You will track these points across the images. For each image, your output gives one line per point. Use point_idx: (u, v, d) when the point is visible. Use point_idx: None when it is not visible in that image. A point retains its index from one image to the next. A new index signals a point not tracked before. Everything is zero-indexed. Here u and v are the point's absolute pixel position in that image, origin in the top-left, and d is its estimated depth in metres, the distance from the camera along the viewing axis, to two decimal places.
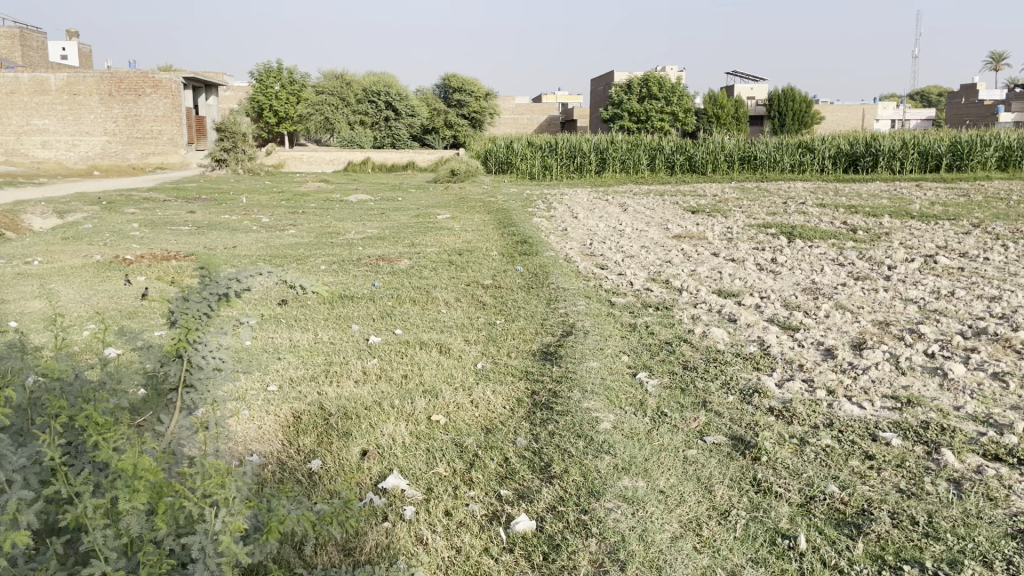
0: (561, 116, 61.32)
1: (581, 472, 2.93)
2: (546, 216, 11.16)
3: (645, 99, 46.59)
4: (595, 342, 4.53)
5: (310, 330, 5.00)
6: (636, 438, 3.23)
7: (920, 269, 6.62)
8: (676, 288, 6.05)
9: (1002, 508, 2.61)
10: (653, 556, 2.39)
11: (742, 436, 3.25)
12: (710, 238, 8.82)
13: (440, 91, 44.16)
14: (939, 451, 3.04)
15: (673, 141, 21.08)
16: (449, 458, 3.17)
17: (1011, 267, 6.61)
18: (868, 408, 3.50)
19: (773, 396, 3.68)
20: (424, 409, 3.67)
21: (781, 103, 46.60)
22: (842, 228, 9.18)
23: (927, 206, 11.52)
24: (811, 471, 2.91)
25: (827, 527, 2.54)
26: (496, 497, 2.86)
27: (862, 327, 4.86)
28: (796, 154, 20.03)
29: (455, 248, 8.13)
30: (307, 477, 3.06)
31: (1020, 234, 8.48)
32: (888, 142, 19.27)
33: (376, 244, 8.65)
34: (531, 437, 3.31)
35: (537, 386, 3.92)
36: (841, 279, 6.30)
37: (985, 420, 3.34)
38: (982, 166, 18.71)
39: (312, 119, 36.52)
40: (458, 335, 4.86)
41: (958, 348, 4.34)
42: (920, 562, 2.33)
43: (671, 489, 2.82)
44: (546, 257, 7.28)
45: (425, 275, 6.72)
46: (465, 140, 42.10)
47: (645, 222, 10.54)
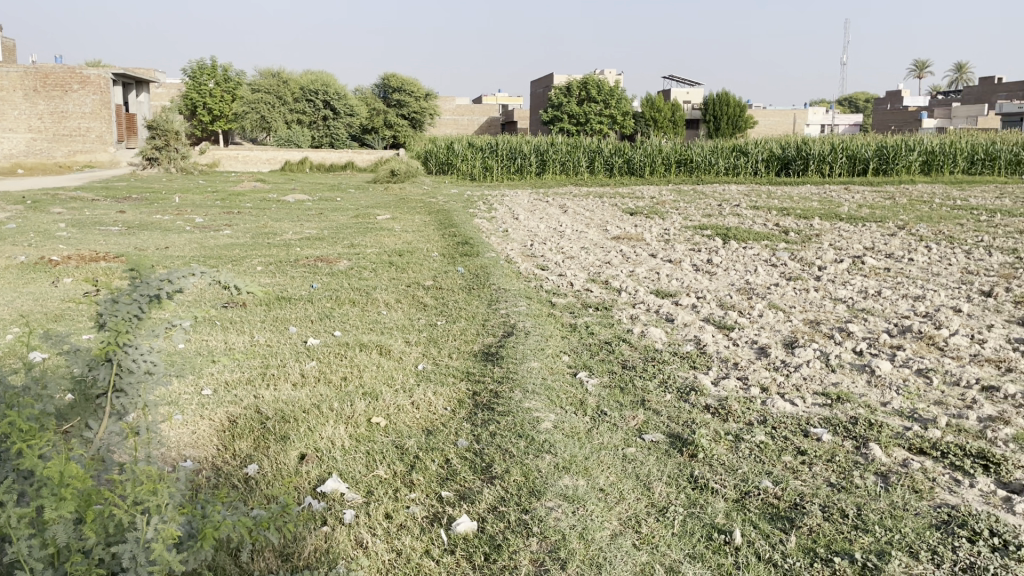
0: (501, 117, 61.78)
1: (522, 472, 2.94)
2: (487, 217, 11.17)
3: (584, 103, 46.97)
4: (536, 342, 4.55)
5: (246, 333, 4.90)
6: (576, 437, 3.25)
7: (849, 270, 6.83)
8: (615, 288, 6.14)
9: (927, 500, 2.72)
10: (593, 554, 2.41)
11: (679, 434, 3.31)
12: (648, 240, 8.95)
13: (379, 90, 43.80)
14: (867, 446, 3.15)
15: (612, 144, 21.38)
16: (389, 460, 3.16)
17: (934, 267, 6.90)
18: (800, 405, 3.60)
19: (709, 394, 3.75)
20: (363, 412, 3.64)
21: (716, 108, 47.50)
22: (774, 230, 9.44)
23: (855, 208, 11.91)
24: (746, 467, 2.98)
25: (761, 521, 2.60)
26: (437, 499, 2.84)
27: (794, 326, 4.99)
28: (730, 157, 20.47)
29: (395, 249, 8.09)
30: (244, 483, 3.01)
31: (942, 235, 8.85)
32: (818, 147, 19.80)
33: (315, 245, 8.56)
34: (473, 438, 3.31)
35: (478, 386, 3.92)
36: (774, 279, 6.48)
37: (911, 416, 3.46)
38: (906, 170, 19.37)
39: (246, 118, 35.10)
40: (399, 337, 4.83)
41: (884, 346, 4.49)
42: (849, 554, 2.40)
43: (610, 487, 2.85)
44: (487, 258, 7.32)
45: (365, 277, 6.65)
46: (405, 140, 41.91)
47: (585, 223, 10.74)
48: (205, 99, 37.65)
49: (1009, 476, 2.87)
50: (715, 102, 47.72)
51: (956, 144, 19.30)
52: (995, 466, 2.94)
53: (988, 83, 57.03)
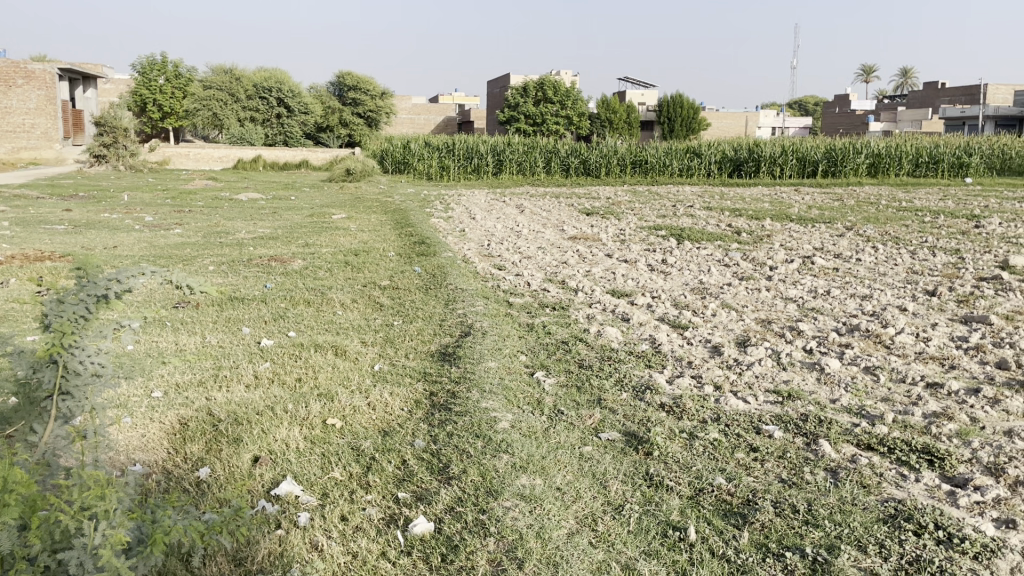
0: (457, 117, 61.63)
1: (480, 472, 2.94)
2: (444, 217, 11.12)
3: (541, 103, 47.06)
4: (493, 342, 4.55)
5: (197, 334, 4.81)
6: (533, 437, 3.26)
7: (799, 270, 6.95)
8: (572, 288, 6.16)
9: (875, 494, 2.79)
10: (550, 553, 2.42)
11: (635, 432, 3.34)
12: (604, 240, 9.00)
13: (334, 88, 43.36)
14: (817, 442, 3.22)
15: (568, 145, 21.48)
16: (345, 462, 3.13)
17: (880, 267, 7.08)
18: (753, 403, 3.67)
19: (664, 392, 3.80)
20: (319, 413, 3.60)
21: (670, 110, 48.02)
22: (727, 231, 9.56)
23: (805, 209, 12.12)
24: (700, 464, 3.02)
25: (715, 518, 2.64)
26: (393, 501, 2.83)
27: (746, 326, 5.06)
28: (684, 158, 20.69)
29: (351, 249, 8.01)
30: (195, 486, 2.96)
31: (888, 236, 9.07)
32: (769, 149, 20.12)
33: (268, 244, 8.45)
34: (430, 439, 3.29)
35: (435, 387, 3.91)
36: (726, 279, 6.58)
37: (859, 412, 3.55)
38: (855, 172, 19.80)
39: (198, 115, 34.55)
40: (355, 338, 4.78)
41: (833, 344, 4.59)
42: (800, 548, 2.45)
43: (567, 485, 2.87)
44: (444, 258, 7.29)
45: (320, 277, 6.58)
46: (360, 139, 41.53)
47: (541, 223, 10.77)
48: (155, 95, 36.94)
49: (952, 471, 2.96)
50: (669, 104, 48.25)
51: (901, 147, 19.81)
52: (940, 460, 3.03)
53: (931, 88, 58.68)
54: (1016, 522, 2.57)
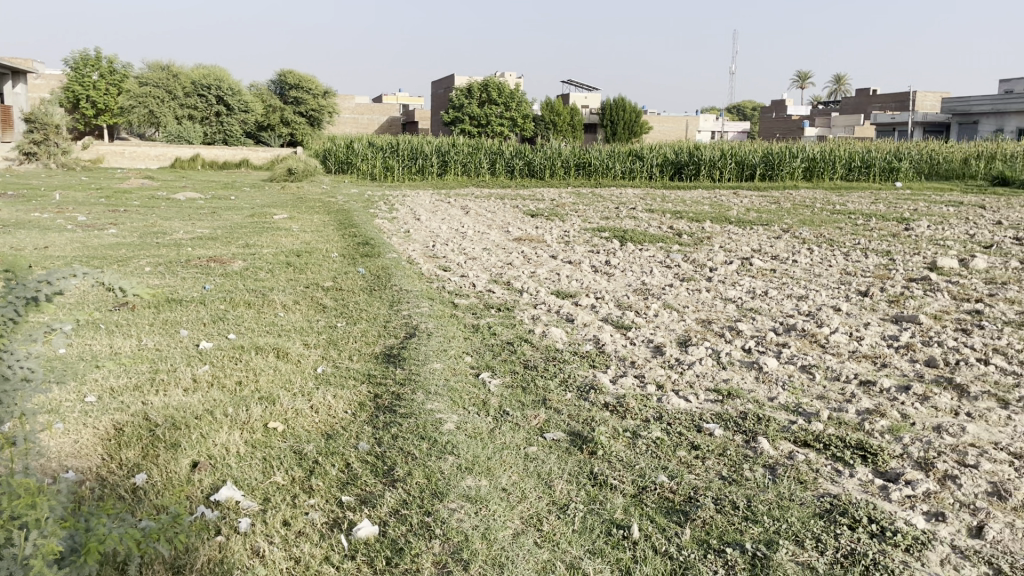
0: (401, 117, 61.28)
1: (425, 474, 2.93)
2: (387, 217, 11.05)
3: (485, 104, 47.05)
4: (439, 343, 4.53)
5: (132, 337, 4.69)
6: (479, 438, 3.27)
7: (738, 272, 7.10)
8: (517, 289, 6.18)
9: (811, 490, 2.86)
10: (495, 554, 2.43)
11: (579, 432, 3.37)
12: (548, 241, 9.06)
13: (275, 86, 42.71)
14: (755, 439, 3.29)
15: (512, 146, 21.54)
16: (287, 466, 3.08)
17: (816, 268, 7.26)
18: (694, 401, 3.74)
19: (607, 392, 3.84)
20: (260, 417, 3.53)
21: (613, 113, 48.55)
22: (668, 232, 9.71)
23: (743, 212, 12.39)
24: (643, 463, 3.06)
25: (657, 516, 2.68)
26: (336, 504, 2.80)
27: (687, 326, 5.15)
28: (626, 161, 20.92)
29: (293, 250, 7.89)
30: (131, 493, 2.88)
31: (823, 239, 9.32)
32: (709, 153, 20.51)
33: (207, 244, 8.30)
34: (374, 441, 3.26)
35: (380, 389, 3.87)
36: (668, 280, 6.67)
37: (796, 410, 3.64)
38: (791, 176, 20.29)
39: (133, 112, 33.68)
40: (297, 340, 4.71)
41: (771, 343, 4.70)
42: (740, 544, 2.50)
43: (512, 486, 2.87)
44: (388, 259, 7.23)
45: (260, 278, 6.47)
46: (302, 139, 40.96)
47: (487, 225, 10.76)
48: (88, 91, 35.88)
49: (884, 466, 3.05)
50: (612, 107, 48.79)
51: (835, 152, 20.38)
52: (872, 456, 3.13)
53: (863, 95, 60.49)
54: (944, 515, 2.67)
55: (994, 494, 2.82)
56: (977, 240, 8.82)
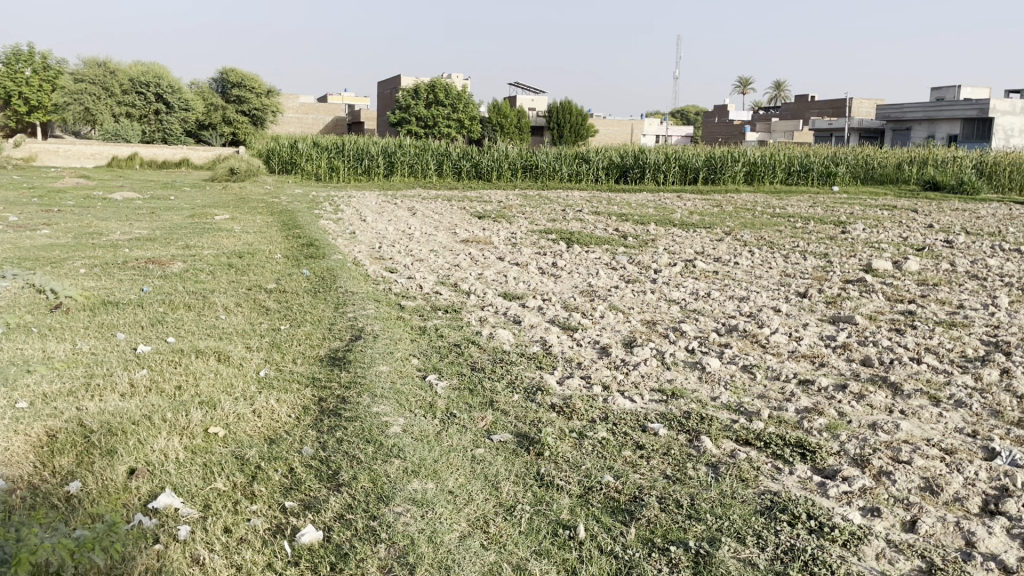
0: (347, 118, 60.72)
1: (370, 478, 2.90)
2: (332, 218, 10.91)
3: (432, 106, 46.82)
4: (385, 346, 4.49)
5: (65, 341, 4.54)
6: (425, 440, 3.25)
7: (682, 273, 7.20)
8: (464, 291, 6.16)
9: (752, 487, 2.92)
10: (441, 557, 2.42)
11: (526, 433, 3.38)
12: (495, 243, 9.06)
13: (217, 85, 41.90)
14: (699, 438, 3.34)
15: (459, 148, 21.50)
16: (229, 472, 3.02)
17: (757, 270, 7.40)
18: (639, 401, 3.77)
19: (554, 393, 3.86)
20: (200, 422, 3.46)
21: (560, 116, 48.91)
22: (614, 235, 9.79)
23: (687, 215, 12.58)
24: (589, 463, 3.08)
25: (603, 516, 2.70)
26: (279, 510, 2.75)
27: (632, 327, 5.21)
28: (573, 164, 21.04)
29: (235, 251, 7.75)
30: (65, 501, 2.80)
31: (764, 241, 9.51)
32: (653, 156, 20.80)
33: (145, 245, 8.08)
34: (318, 446, 3.22)
35: (324, 392, 3.82)
36: (614, 281, 6.73)
37: (738, 409, 3.71)
38: (732, 180, 20.70)
39: (68, 109, 32.87)
40: (239, 343, 4.63)
41: (713, 344, 4.78)
42: (684, 542, 2.54)
43: (459, 489, 2.87)
44: (334, 261, 7.14)
45: (201, 280, 6.33)
46: (245, 138, 40.29)
47: (434, 226, 10.69)
48: (21, 87, 34.77)
49: (823, 463, 3.13)
50: (559, 110, 49.11)
51: (775, 156, 20.84)
52: (811, 454, 3.20)
53: (802, 101, 61.95)
54: (880, 510, 2.75)
55: (927, 489, 2.91)
56: (910, 243, 9.11)
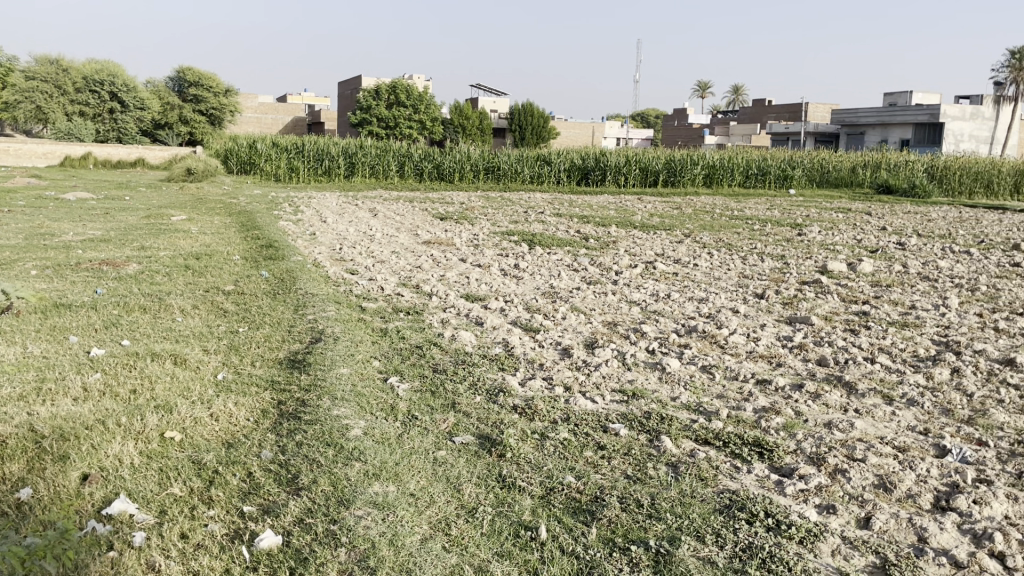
0: (308, 118, 60.18)
1: (330, 482, 2.87)
2: (291, 220, 10.79)
3: (393, 107, 46.66)
4: (346, 348, 4.46)
5: (16, 344, 4.43)
6: (386, 443, 3.23)
7: (642, 275, 7.25)
8: (426, 292, 6.14)
9: (711, 486, 2.95)
10: (403, 560, 2.40)
11: (488, 434, 3.37)
12: (457, 245, 9.04)
13: (174, 84, 41.26)
14: (659, 438, 3.37)
15: (421, 149, 21.44)
16: (185, 476, 2.97)
17: (716, 272, 7.49)
18: (600, 402, 3.79)
19: (516, 395, 3.86)
20: (156, 426, 3.39)
21: (522, 118, 49.04)
22: (575, 236, 9.84)
23: (647, 217, 12.69)
24: (550, 464, 3.09)
25: (564, 516, 2.71)
26: (237, 515, 2.71)
27: (594, 328, 5.24)
28: (535, 165, 21.11)
29: (192, 252, 7.63)
30: (15, 509, 2.73)
31: (724, 243, 9.63)
32: (614, 158, 20.93)
33: (98, 246, 7.93)
34: (278, 450, 3.18)
35: (284, 395, 3.78)
36: (576, 283, 6.76)
37: (698, 408, 3.75)
38: (692, 182, 20.93)
39: (19, 107, 32.17)
40: (196, 346, 4.56)
41: (673, 344, 4.82)
42: (644, 541, 2.56)
43: (421, 491, 2.85)
44: (293, 262, 7.07)
45: (157, 281, 6.23)
46: (204, 138, 39.70)
47: (395, 228, 10.65)
48: None
49: (779, 461, 3.18)
50: (521, 112, 49.23)
51: (733, 160, 21.12)
52: (769, 452, 3.25)
53: (760, 105, 62.85)
54: (835, 507, 2.80)
55: (881, 486, 2.97)
56: (864, 245, 9.30)
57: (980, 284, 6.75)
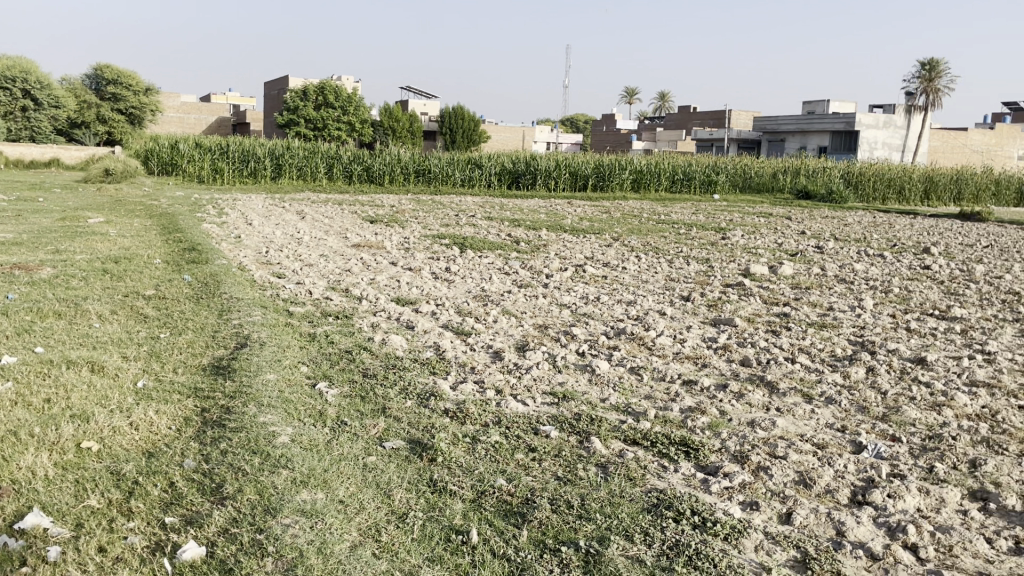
0: (233, 118, 58.83)
1: (256, 490, 2.81)
2: (216, 222, 10.51)
3: (321, 107, 45.97)
4: (272, 353, 4.37)
5: None
6: (315, 450, 3.18)
7: (572, 278, 7.32)
8: (356, 296, 6.07)
9: (640, 486, 2.99)
10: (331, 567, 2.37)
11: (419, 439, 3.35)
12: (388, 248, 8.97)
13: (91, 81, 39.84)
14: (589, 439, 3.41)
15: (350, 151, 21.23)
16: (104, 488, 2.87)
17: (644, 275, 7.63)
18: (531, 405, 3.81)
19: (447, 398, 3.85)
20: (71, 437, 3.26)
21: (452, 121, 48.95)
22: (506, 240, 9.88)
23: (577, 221, 12.83)
24: (482, 467, 3.09)
25: (495, 519, 2.71)
26: (159, 527, 2.63)
27: (525, 330, 5.26)
28: (465, 169, 21.09)
29: (110, 256, 7.37)
30: None
31: (651, 247, 9.80)
32: (544, 163, 21.08)
33: (10, 249, 7.59)
34: (201, 459, 3.10)
35: (207, 403, 3.68)
36: (507, 286, 6.79)
37: (626, 409, 3.81)
38: (620, 187, 21.26)
39: None
40: (114, 353, 4.40)
41: (603, 347, 4.89)
42: (574, 542, 2.58)
43: (350, 498, 2.82)
44: (218, 266, 6.90)
45: (73, 286, 6.00)
46: (123, 138, 38.40)
47: (324, 230, 10.50)
48: None
49: (705, 460, 3.25)
50: (451, 115, 49.16)
51: (660, 165, 21.53)
52: (695, 451, 3.32)
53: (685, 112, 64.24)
54: (758, 504, 2.88)
55: (802, 482, 3.07)
56: (784, 249, 9.60)
57: (892, 287, 7.03)
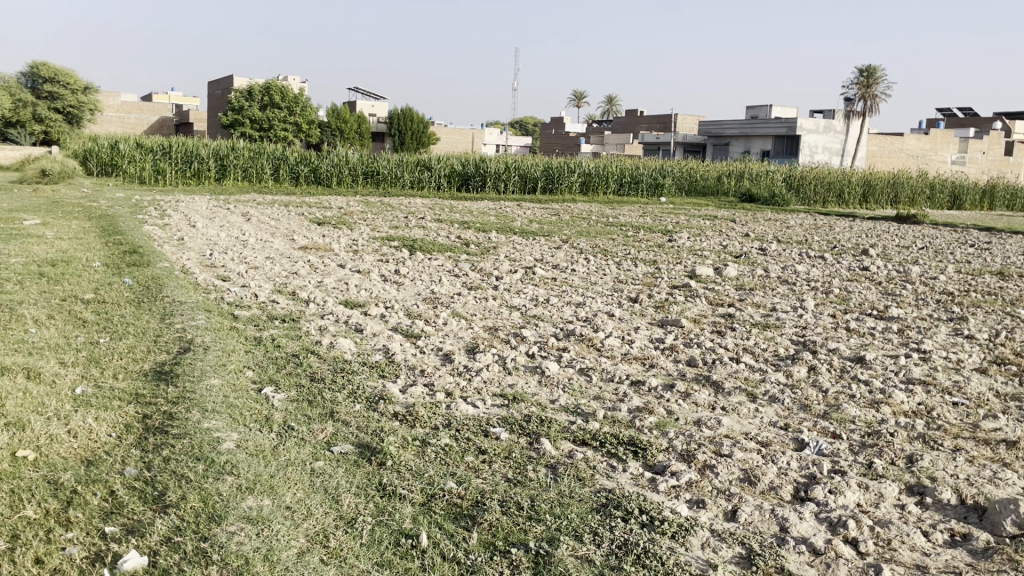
0: (176, 117, 57.58)
1: (200, 498, 2.76)
2: (158, 224, 10.27)
3: (267, 107, 45.25)
4: (217, 358, 4.29)
5: None
6: (261, 456, 3.13)
7: (522, 280, 7.34)
8: (304, 299, 6.00)
9: (589, 486, 3.02)
10: None
11: (368, 443, 3.33)
12: (336, 250, 8.88)
13: (25, 79, 38.59)
14: (538, 441, 3.42)
15: (297, 153, 20.95)
16: (40, 498, 2.78)
17: (593, 276, 7.68)
18: (481, 407, 3.81)
19: (396, 402, 3.83)
20: (6, 446, 3.16)
21: (401, 122, 48.67)
22: (456, 242, 9.86)
23: (526, 223, 12.87)
24: (431, 471, 3.08)
25: (446, 522, 2.71)
26: (99, 537, 2.56)
27: (475, 333, 5.26)
28: (414, 171, 20.96)
29: (47, 259, 7.14)
30: None
31: (600, 248, 9.88)
32: (494, 165, 21.10)
33: None
34: (143, 466, 3.02)
35: (149, 409, 3.60)
36: (456, 288, 6.77)
37: (575, 410, 3.83)
38: (568, 189, 21.41)
39: None
40: (51, 358, 4.27)
41: (552, 348, 4.91)
42: (524, 543, 2.59)
43: (298, 503, 2.79)
44: (160, 269, 6.74)
45: (6, 290, 5.81)
46: (60, 137, 37.26)
47: (270, 233, 10.33)
48: None
49: (653, 459, 3.28)
50: (401, 117, 48.88)
51: (608, 167, 21.73)
52: (643, 451, 3.35)
53: (634, 115, 64.95)
54: (704, 502, 2.93)
55: (746, 480, 3.13)
56: (729, 251, 9.77)
57: (832, 287, 7.22)
